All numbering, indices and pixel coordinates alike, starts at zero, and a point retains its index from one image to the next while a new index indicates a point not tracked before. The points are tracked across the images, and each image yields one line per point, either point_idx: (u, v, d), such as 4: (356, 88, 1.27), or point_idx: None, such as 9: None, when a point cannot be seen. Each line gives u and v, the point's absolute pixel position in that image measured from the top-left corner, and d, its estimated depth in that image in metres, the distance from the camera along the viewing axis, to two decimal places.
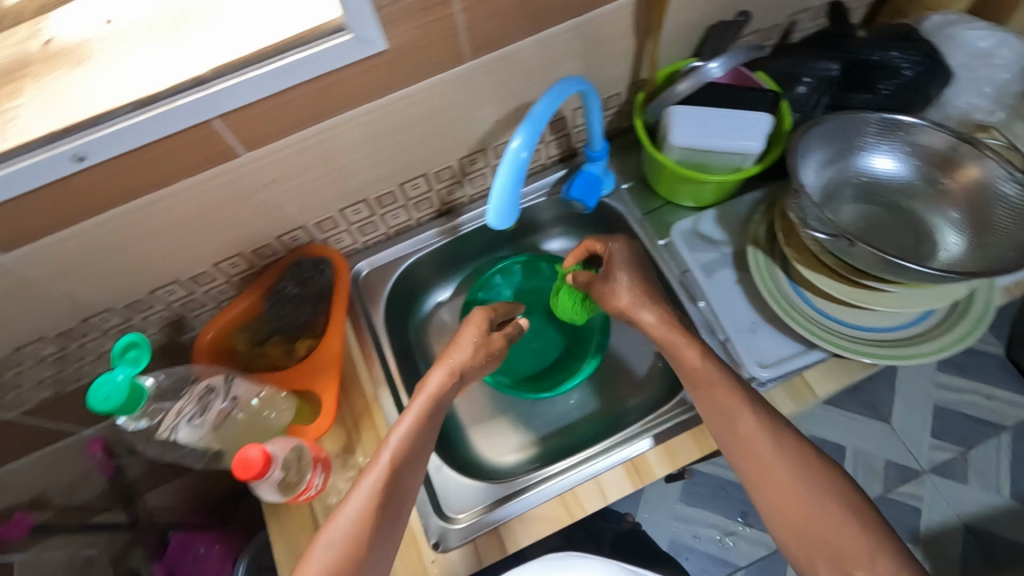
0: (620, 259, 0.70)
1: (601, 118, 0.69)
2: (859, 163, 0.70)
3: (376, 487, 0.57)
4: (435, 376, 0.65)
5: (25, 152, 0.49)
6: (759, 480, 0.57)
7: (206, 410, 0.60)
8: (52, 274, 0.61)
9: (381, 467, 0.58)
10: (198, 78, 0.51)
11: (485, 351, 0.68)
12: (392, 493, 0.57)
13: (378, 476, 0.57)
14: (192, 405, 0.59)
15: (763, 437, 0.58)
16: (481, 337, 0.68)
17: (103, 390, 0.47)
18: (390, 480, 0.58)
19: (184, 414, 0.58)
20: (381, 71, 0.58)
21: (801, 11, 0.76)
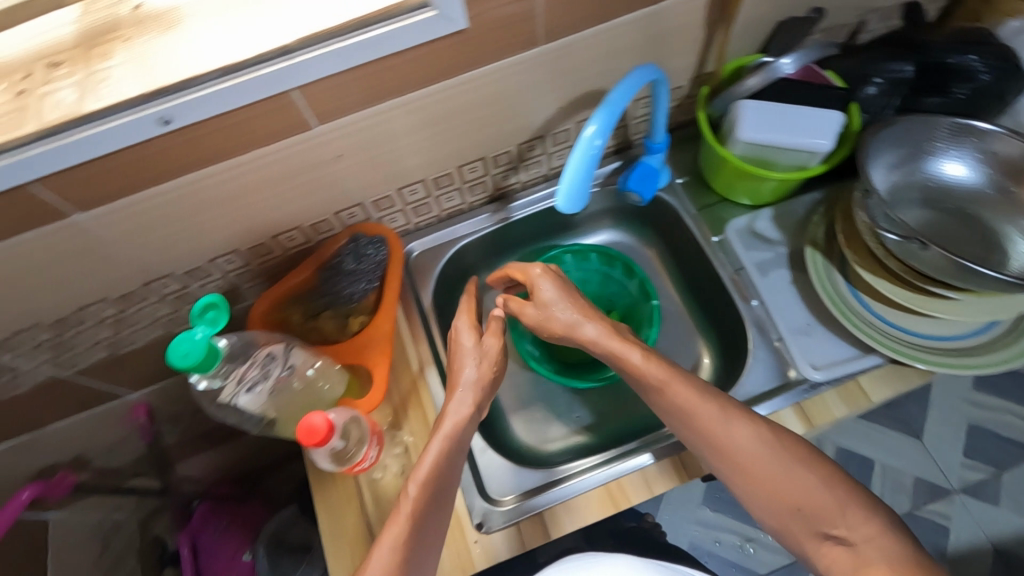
0: (541, 281, 0.68)
1: (667, 109, 0.68)
2: (928, 169, 0.69)
3: (404, 532, 0.54)
4: (454, 413, 0.62)
5: (112, 113, 0.50)
6: (729, 468, 0.53)
7: (267, 377, 0.61)
8: (122, 235, 0.63)
9: (405, 514, 0.55)
10: (282, 47, 0.51)
11: (490, 371, 0.65)
12: (422, 535, 0.55)
13: (405, 523, 0.54)
14: (254, 372, 0.60)
15: (743, 438, 0.53)
16: (484, 357, 0.66)
17: (182, 348, 0.49)
18: (418, 525, 0.55)
19: (246, 382, 0.59)
20: (456, 50, 0.58)
21: (871, 11, 0.75)
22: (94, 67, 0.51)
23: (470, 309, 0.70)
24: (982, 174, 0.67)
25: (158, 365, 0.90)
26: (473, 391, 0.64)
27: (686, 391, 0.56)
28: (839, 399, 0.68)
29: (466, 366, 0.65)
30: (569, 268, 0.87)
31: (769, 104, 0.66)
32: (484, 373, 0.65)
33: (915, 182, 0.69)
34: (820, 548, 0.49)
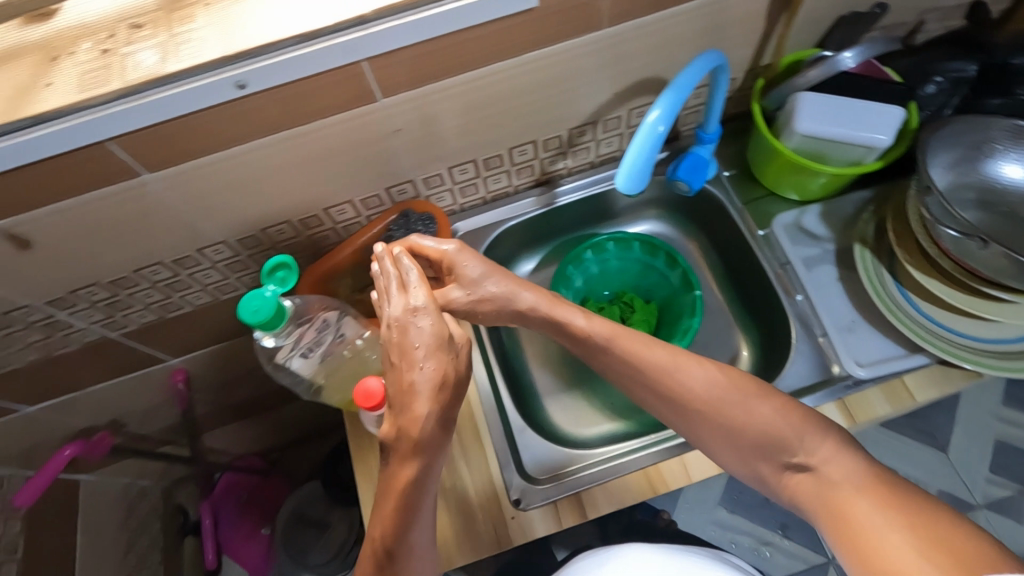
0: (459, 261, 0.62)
1: (724, 98, 0.68)
2: (986, 170, 0.68)
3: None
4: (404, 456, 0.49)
5: (192, 75, 0.51)
6: (695, 418, 0.59)
7: (319, 343, 0.63)
8: (186, 198, 0.64)
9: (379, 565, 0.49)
10: (358, 17, 0.52)
11: (439, 394, 0.48)
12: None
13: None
14: (310, 337, 0.62)
15: (704, 387, 0.58)
16: (429, 382, 0.48)
17: (253, 304, 0.53)
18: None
19: (300, 347, 0.61)
20: (522, 29, 0.59)
21: (931, 10, 0.73)
22: (176, 30, 0.53)
23: (425, 291, 0.54)
24: None
25: (201, 332, 0.92)
26: (431, 420, 0.48)
27: (633, 344, 0.60)
28: (882, 396, 0.68)
29: (419, 371, 0.49)
30: (611, 255, 0.87)
31: (828, 98, 0.66)
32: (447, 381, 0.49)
33: (972, 183, 0.68)
34: (785, 477, 0.57)
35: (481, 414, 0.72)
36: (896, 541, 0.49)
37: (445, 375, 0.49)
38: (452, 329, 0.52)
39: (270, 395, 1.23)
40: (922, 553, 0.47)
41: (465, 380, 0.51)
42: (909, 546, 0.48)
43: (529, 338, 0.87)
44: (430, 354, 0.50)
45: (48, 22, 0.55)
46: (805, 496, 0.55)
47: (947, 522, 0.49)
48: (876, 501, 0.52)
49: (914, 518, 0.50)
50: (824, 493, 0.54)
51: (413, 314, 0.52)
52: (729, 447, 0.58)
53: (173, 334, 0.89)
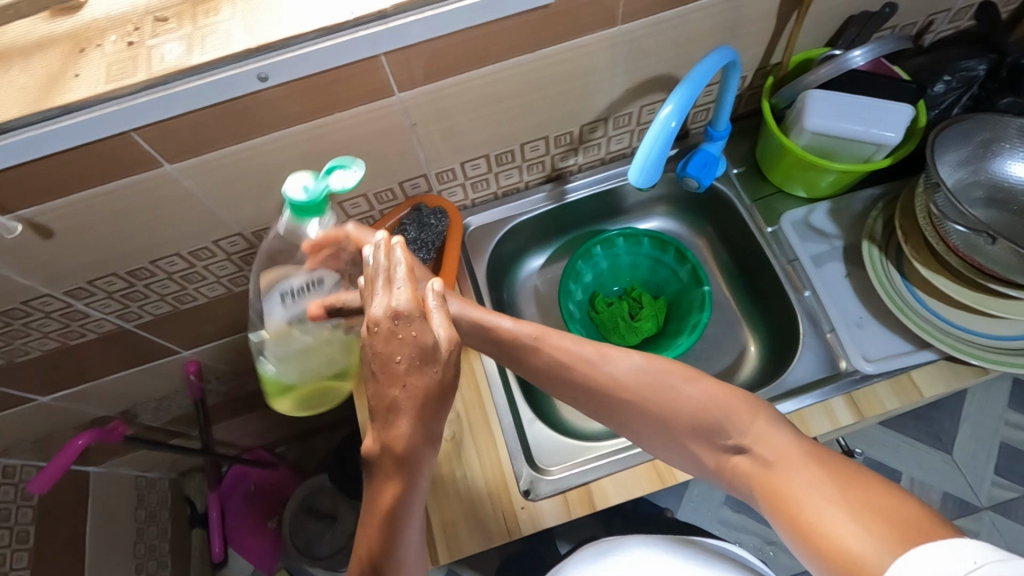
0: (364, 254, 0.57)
1: (734, 96, 0.69)
2: (997, 168, 0.68)
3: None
4: (386, 479, 0.42)
5: (216, 67, 0.53)
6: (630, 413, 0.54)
7: (305, 292, 0.55)
8: (205, 189, 0.65)
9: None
10: (380, 11, 0.53)
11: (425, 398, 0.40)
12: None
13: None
14: (300, 278, 0.55)
15: (641, 374, 0.53)
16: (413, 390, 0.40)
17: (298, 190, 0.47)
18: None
19: (285, 289, 0.54)
20: (539, 25, 0.60)
21: (941, 11, 0.74)
22: (201, 22, 0.54)
23: (410, 287, 0.43)
24: None
25: (214, 324, 0.93)
26: (412, 436, 0.41)
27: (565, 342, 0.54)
28: (888, 385, 0.68)
29: (399, 391, 0.40)
30: (620, 251, 0.88)
31: (838, 96, 0.67)
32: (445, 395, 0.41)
33: (981, 181, 0.69)
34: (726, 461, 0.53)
35: (492, 406, 0.72)
36: (839, 520, 0.45)
37: (425, 389, 0.41)
38: (439, 331, 0.42)
39: None
40: (865, 524, 0.44)
41: (450, 390, 0.42)
42: (854, 524, 0.44)
43: None
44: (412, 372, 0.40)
45: (76, 14, 0.56)
46: (749, 481, 0.51)
47: (891, 495, 0.45)
48: (817, 476, 0.48)
49: (858, 491, 0.46)
50: (763, 475, 0.50)
51: (394, 319, 0.41)
52: (664, 433, 0.54)
53: (186, 325, 0.90)
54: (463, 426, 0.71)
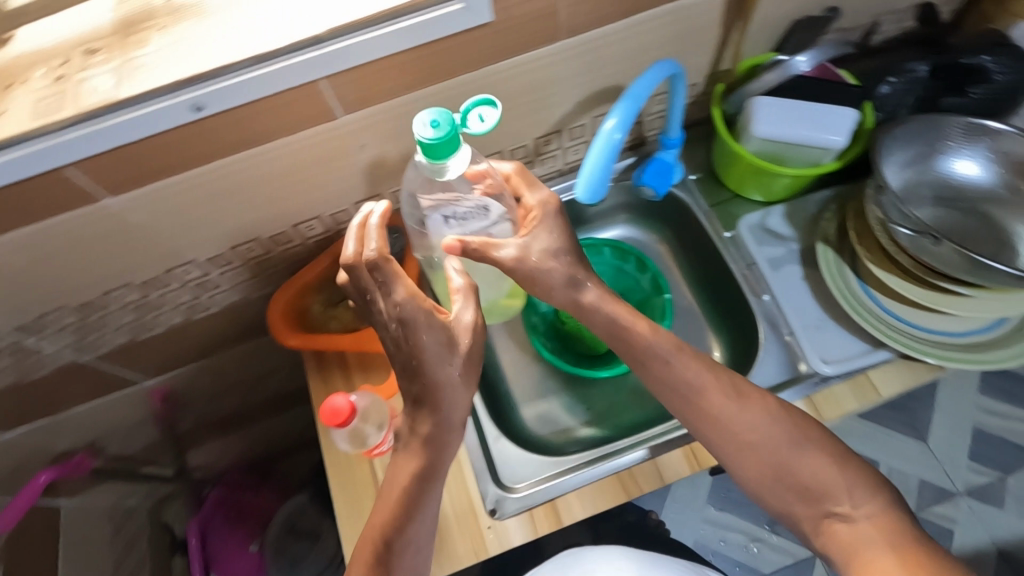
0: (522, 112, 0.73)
1: (683, 105, 0.70)
2: (942, 167, 0.69)
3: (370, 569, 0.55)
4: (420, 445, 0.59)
5: (150, 99, 0.52)
6: (739, 452, 0.60)
7: (465, 221, 0.58)
8: (153, 218, 0.64)
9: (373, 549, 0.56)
10: (314, 37, 0.52)
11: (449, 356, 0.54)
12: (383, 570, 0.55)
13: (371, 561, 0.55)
14: (471, 203, 0.57)
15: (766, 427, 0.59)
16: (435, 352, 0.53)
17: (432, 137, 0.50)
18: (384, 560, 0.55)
19: (457, 210, 0.57)
20: (481, 44, 0.59)
21: (887, 12, 0.74)
22: (130, 54, 0.53)
23: (411, 286, 0.52)
24: (992, 172, 0.68)
25: (178, 351, 0.91)
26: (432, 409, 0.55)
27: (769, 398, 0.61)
28: (848, 385, 0.69)
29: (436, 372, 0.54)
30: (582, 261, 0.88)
31: (785, 101, 0.67)
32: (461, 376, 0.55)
33: (929, 180, 0.70)
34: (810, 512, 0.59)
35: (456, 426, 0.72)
36: None
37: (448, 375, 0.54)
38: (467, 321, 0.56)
39: (253, 411, 1.22)
40: None
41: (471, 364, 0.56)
42: None
43: (504, 345, 0.88)
44: (438, 345, 0.53)
45: (2, 49, 0.55)
46: (836, 543, 0.58)
47: None
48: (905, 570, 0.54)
49: None
50: (858, 548, 0.56)
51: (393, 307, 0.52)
52: (761, 475, 0.60)
53: (148, 354, 0.89)
54: None
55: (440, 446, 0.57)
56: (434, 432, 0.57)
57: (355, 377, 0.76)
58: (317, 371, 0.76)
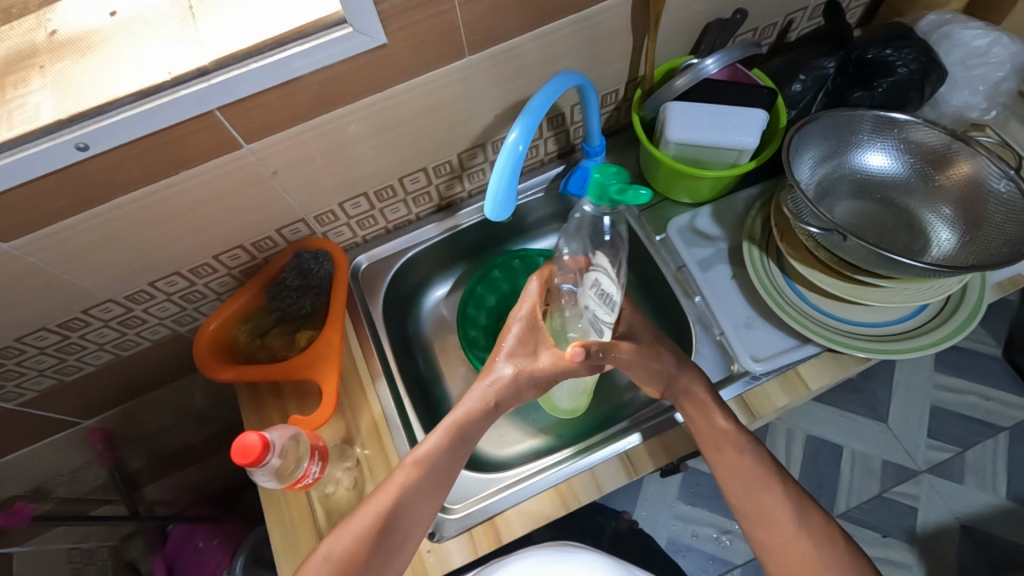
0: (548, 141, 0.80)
1: (599, 113, 0.70)
2: (854, 161, 0.71)
3: (389, 502, 0.59)
4: (432, 437, 0.63)
5: (32, 140, 0.50)
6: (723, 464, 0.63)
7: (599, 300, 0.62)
8: (59, 262, 0.62)
9: (394, 487, 0.60)
10: (200, 69, 0.52)
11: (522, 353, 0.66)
12: (397, 511, 0.59)
13: (390, 496, 0.59)
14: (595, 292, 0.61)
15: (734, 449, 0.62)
16: (516, 344, 0.66)
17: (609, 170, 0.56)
18: (399, 502, 0.59)
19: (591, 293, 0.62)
20: (382, 65, 0.58)
21: (798, 11, 0.78)
22: (8, 95, 0.52)
23: (534, 297, 0.66)
24: (902, 163, 0.69)
25: (112, 389, 0.89)
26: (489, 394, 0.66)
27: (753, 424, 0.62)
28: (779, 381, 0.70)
29: (502, 367, 0.66)
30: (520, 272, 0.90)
31: (697, 105, 0.68)
32: (520, 370, 0.65)
33: (843, 174, 0.71)
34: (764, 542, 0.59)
35: (393, 452, 0.71)
36: None
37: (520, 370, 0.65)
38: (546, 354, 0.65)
39: (207, 441, 1.19)
40: None
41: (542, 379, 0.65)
42: None
43: (447, 361, 0.88)
44: (517, 342, 0.66)
45: None
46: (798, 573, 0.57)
47: None
48: None
49: None
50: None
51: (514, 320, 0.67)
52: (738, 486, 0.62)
53: (81, 395, 0.86)
54: (364, 473, 0.70)
55: (490, 413, 0.66)
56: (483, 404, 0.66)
57: (289, 405, 0.75)
58: (251, 402, 0.75)
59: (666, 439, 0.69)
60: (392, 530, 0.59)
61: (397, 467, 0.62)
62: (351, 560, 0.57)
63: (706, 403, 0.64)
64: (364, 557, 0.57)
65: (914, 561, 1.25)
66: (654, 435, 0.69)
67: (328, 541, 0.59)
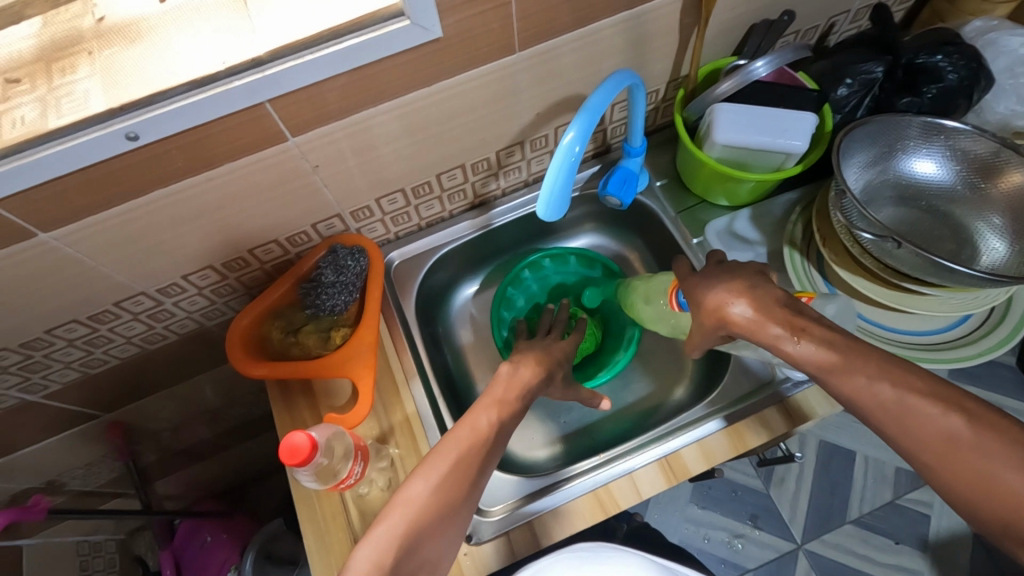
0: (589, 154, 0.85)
1: (644, 113, 0.69)
2: (900, 166, 0.70)
3: (435, 497, 0.50)
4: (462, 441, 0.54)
5: (80, 129, 0.48)
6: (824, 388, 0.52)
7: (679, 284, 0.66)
8: (94, 254, 0.60)
9: (438, 483, 0.51)
10: (254, 59, 0.50)
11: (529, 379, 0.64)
12: (447, 508, 0.50)
13: (435, 490, 0.50)
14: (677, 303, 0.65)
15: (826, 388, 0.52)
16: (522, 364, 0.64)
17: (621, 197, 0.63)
18: (442, 503, 0.50)
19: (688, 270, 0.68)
20: (434, 60, 0.57)
21: (841, 14, 0.77)
22: (56, 82, 0.50)
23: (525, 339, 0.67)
24: (950, 171, 0.68)
25: (135, 382, 0.87)
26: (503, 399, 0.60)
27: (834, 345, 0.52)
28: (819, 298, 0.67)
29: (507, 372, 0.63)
30: (549, 271, 0.90)
31: (745, 107, 0.67)
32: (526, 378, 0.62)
33: (887, 180, 0.71)
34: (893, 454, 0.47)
35: None
36: None
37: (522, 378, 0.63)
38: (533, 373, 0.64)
39: (221, 436, 1.18)
40: None
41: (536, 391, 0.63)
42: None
43: (478, 364, 0.88)
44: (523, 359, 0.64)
45: None
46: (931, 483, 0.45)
47: None
48: None
49: None
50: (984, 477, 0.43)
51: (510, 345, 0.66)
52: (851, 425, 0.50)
53: (104, 388, 0.85)
54: (399, 472, 0.69)
55: (538, 381, 0.64)
56: (536, 374, 0.64)
57: (321, 404, 0.74)
58: (283, 402, 0.74)
59: (704, 445, 0.68)
60: (483, 471, 0.54)
61: (473, 410, 0.57)
62: (449, 494, 0.50)
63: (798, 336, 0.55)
64: (462, 497, 0.51)
65: (926, 567, 1.24)
66: (693, 441, 0.68)
67: (420, 479, 0.51)
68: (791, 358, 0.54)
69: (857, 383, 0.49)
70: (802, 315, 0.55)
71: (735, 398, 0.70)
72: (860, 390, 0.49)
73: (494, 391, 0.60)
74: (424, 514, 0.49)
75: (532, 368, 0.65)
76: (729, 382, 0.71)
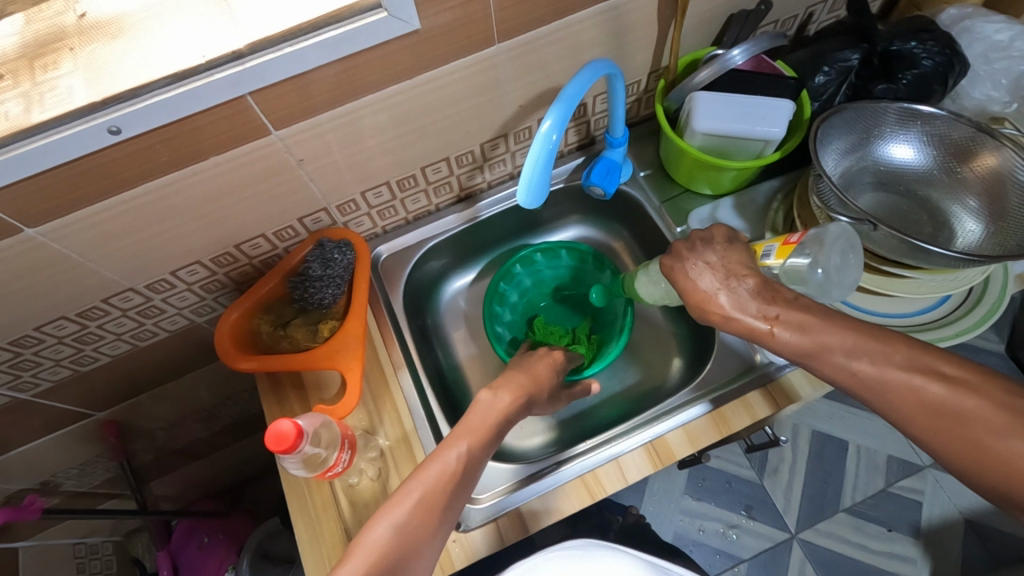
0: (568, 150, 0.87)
1: (625, 102, 0.69)
2: (877, 152, 0.71)
3: (393, 538, 0.51)
4: (431, 471, 0.55)
5: (62, 124, 0.49)
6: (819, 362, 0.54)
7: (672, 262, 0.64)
8: (83, 249, 0.61)
9: (396, 518, 0.52)
10: (235, 52, 0.51)
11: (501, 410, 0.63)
12: (405, 548, 0.50)
13: (393, 530, 0.51)
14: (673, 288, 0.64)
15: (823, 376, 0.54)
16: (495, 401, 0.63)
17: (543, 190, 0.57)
18: (404, 547, 0.51)
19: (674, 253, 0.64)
20: (413, 52, 0.58)
21: (818, 4, 0.78)
22: (39, 77, 0.50)
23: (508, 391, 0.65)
24: (927, 155, 0.69)
25: (127, 381, 0.88)
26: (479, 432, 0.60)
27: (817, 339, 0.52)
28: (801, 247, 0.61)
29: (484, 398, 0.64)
30: (540, 266, 0.92)
31: (722, 96, 0.68)
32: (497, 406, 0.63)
33: (865, 165, 0.72)
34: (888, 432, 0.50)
35: (418, 447, 0.70)
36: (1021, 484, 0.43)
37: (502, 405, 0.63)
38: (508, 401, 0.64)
39: (215, 434, 1.18)
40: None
41: (514, 413, 0.64)
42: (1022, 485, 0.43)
43: (467, 358, 0.89)
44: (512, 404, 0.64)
45: None
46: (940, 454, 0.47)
47: None
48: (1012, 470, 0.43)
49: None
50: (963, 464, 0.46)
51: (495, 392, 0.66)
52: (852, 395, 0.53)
53: (95, 386, 0.85)
54: (388, 464, 0.69)
55: (520, 406, 0.65)
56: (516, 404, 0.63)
57: (311, 396, 0.74)
58: (272, 393, 0.75)
59: (689, 429, 0.69)
60: (452, 506, 0.54)
61: (447, 440, 0.58)
62: (414, 532, 0.51)
63: (780, 339, 0.55)
64: (427, 537, 0.52)
65: (920, 555, 1.25)
66: (678, 426, 0.69)
67: (384, 519, 0.52)
68: (772, 346, 0.56)
69: (835, 361, 0.52)
70: (776, 298, 0.56)
71: (718, 385, 0.71)
72: (838, 366, 0.52)
73: (470, 420, 0.60)
74: (385, 556, 0.50)
75: (512, 394, 0.64)
76: (715, 366, 0.73)
